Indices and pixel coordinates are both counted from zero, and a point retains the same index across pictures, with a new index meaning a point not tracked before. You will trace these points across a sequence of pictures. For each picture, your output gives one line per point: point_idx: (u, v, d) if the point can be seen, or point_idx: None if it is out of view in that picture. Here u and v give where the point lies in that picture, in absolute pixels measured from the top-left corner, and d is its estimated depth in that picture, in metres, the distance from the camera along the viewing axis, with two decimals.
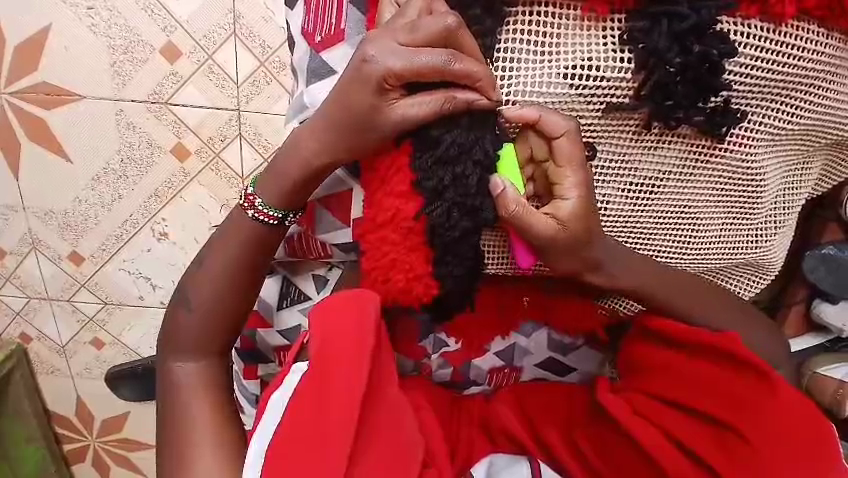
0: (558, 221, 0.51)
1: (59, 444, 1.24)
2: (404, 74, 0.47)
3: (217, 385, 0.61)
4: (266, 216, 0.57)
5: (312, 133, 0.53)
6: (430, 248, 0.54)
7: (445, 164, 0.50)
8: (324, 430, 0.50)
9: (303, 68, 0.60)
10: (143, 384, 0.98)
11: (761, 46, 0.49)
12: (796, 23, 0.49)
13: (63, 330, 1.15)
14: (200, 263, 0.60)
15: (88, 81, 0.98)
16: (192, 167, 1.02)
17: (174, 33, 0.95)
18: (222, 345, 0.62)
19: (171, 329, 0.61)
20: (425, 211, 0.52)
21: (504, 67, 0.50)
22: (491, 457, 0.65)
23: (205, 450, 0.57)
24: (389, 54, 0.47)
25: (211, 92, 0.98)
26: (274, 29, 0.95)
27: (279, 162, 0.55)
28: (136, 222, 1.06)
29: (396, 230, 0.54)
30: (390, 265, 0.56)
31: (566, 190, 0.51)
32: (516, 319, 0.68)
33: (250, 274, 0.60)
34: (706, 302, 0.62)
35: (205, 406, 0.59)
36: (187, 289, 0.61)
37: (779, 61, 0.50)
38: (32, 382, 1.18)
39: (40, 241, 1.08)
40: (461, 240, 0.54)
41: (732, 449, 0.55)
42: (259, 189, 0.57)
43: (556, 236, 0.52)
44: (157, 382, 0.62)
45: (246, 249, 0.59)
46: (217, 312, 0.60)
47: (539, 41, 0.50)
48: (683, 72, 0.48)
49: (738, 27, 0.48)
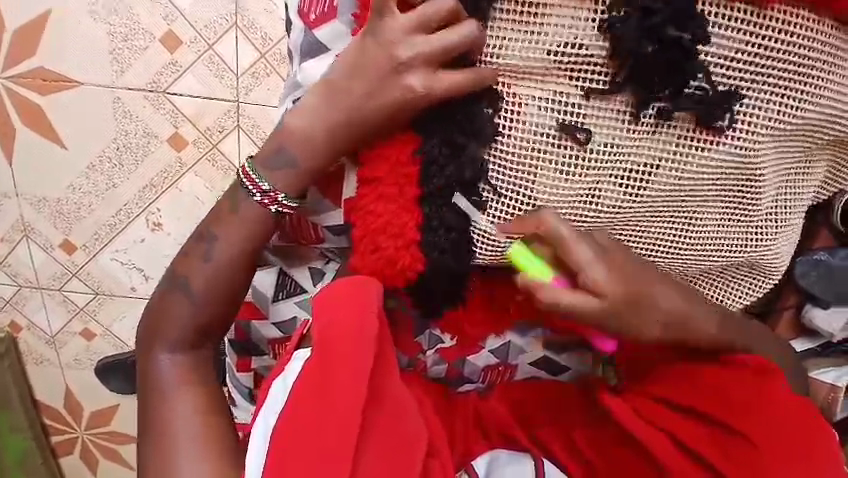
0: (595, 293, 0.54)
1: (47, 436, 1.22)
2: (438, 64, 0.52)
3: (197, 373, 0.61)
4: (286, 208, 0.58)
5: (321, 118, 0.55)
6: (423, 205, 0.56)
7: (439, 136, 0.54)
8: (329, 422, 0.51)
9: (298, 48, 0.60)
10: (129, 376, 0.97)
11: (742, 31, 0.50)
12: (781, 9, 0.50)
13: (53, 320, 1.13)
14: (206, 257, 0.60)
15: (86, 69, 0.97)
16: (189, 157, 1.01)
17: (176, 21, 0.94)
18: (207, 335, 0.62)
19: (160, 311, 0.61)
20: (420, 150, 0.54)
21: (494, 34, 0.52)
22: (492, 452, 0.66)
23: (184, 443, 0.57)
24: (408, 44, 0.52)
25: (210, 81, 0.97)
26: (275, 21, 0.94)
27: (289, 144, 0.56)
28: (130, 211, 1.05)
29: (391, 178, 0.56)
30: (382, 228, 0.57)
31: (578, 268, 0.53)
32: (509, 313, 0.67)
33: (248, 257, 0.60)
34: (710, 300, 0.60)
35: (189, 397, 0.60)
36: (186, 279, 0.60)
37: (767, 47, 0.51)
38: (20, 371, 1.16)
39: (32, 229, 1.07)
40: (457, 210, 0.56)
41: (729, 449, 0.57)
42: (280, 183, 0.57)
43: (619, 292, 0.54)
44: (137, 371, 0.61)
45: (253, 239, 0.59)
46: (209, 302, 0.60)
47: (527, 18, 0.51)
48: (662, 65, 0.49)
49: (719, 10, 0.49)
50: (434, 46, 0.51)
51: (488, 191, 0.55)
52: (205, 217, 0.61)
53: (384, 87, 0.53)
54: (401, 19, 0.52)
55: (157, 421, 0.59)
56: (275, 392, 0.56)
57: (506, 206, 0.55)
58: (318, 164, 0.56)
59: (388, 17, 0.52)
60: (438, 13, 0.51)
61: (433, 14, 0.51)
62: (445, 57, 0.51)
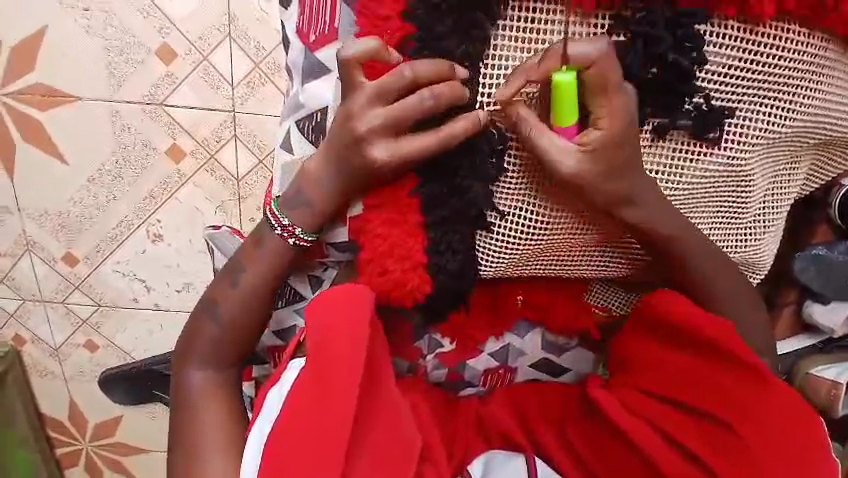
0: (609, 172, 0.51)
1: (52, 448, 1.22)
2: (400, 131, 0.52)
3: (227, 389, 0.63)
4: (302, 240, 0.59)
5: (329, 159, 0.55)
6: (427, 229, 0.55)
7: (438, 175, 0.54)
8: (321, 434, 0.51)
9: (298, 67, 0.60)
10: (130, 387, 0.96)
11: (737, 47, 0.50)
12: (776, 23, 0.50)
13: (56, 333, 1.14)
14: (235, 283, 0.61)
15: (84, 83, 0.98)
16: (188, 168, 1.02)
17: (170, 34, 0.96)
18: (236, 355, 0.63)
19: (192, 331, 0.62)
20: (419, 188, 0.55)
21: (497, 65, 0.51)
22: (487, 454, 0.67)
23: (210, 459, 0.59)
24: (372, 112, 0.52)
25: (207, 93, 0.98)
26: (269, 31, 0.95)
27: (304, 185, 0.57)
28: (131, 223, 1.06)
29: (395, 208, 0.55)
30: (390, 251, 0.56)
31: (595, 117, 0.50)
32: (513, 317, 0.68)
33: (274, 285, 0.61)
34: (717, 289, 0.60)
35: (217, 416, 0.61)
36: (215, 302, 0.61)
37: (758, 61, 0.51)
38: (25, 385, 1.16)
39: (35, 243, 1.08)
40: (452, 220, 0.55)
41: (718, 442, 0.57)
42: (297, 220, 0.58)
43: (600, 161, 0.51)
44: (170, 385, 0.63)
45: (278, 267, 0.60)
46: (238, 325, 0.62)
47: (527, 38, 0.50)
48: (655, 85, 0.50)
49: (714, 28, 0.50)
50: (394, 115, 0.51)
51: (495, 215, 0.56)
52: (237, 247, 0.63)
53: (351, 152, 0.53)
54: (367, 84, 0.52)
55: (184, 435, 0.60)
56: (272, 400, 0.56)
57: (511, 227, 0.56)
58: (332, 205, 0.56)
59: (355, 87, 0.52)
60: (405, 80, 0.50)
61: (396, 84, 0.51)
62: (404, 123, 0.52)
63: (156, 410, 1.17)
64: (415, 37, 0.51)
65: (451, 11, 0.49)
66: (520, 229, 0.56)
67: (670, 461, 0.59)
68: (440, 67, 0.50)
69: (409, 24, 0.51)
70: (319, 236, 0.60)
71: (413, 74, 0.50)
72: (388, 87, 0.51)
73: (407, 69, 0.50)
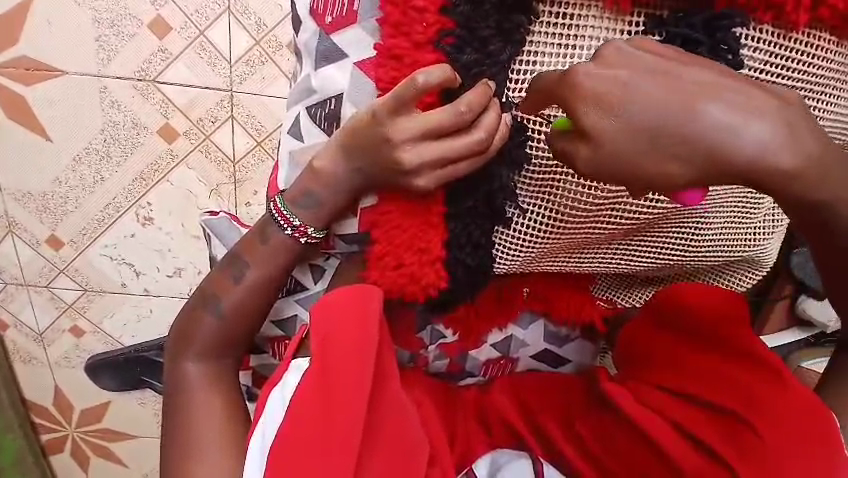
0: (650, 127, 0.38)
1: (36, 435, 1.18)
2: (442, 165, 0.49)
3: (223, 379, 0.61)
4: (310, 238, 0.58)
5: (333, 155, 0.53)
6: (448, 222, 0.53)
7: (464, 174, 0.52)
8: (330, 433, 0.49)
9: (311, 50, 0.56)
10: (122, 374, 0.93)
11: (771, 52, 0.46)
12: (809, 30, 0.46)
13: (40, 318, 1.10)
14: (236, 279, 0.59)
15: (72, 57, 0.93)
16: (180, 148, 0.98)
17: (164, 7, 0.92)
18: (234, 349, 0.62)
19: (189, 326, 0.61)
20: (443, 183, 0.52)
21: (528, 62, 0.48)
22: (493, 454, 0.64)
23: (208, 453, 0.56)
24: (417, 146, 0.49)
25: (202, 69, 0.94)
26: (271, 7, 0.92)
27: (307, 179, 0.55)
28: (119, 206, 1.01)
29: (417, 202, 0.53)
30: (408, 243, 0.54)
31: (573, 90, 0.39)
32: (517, 310, 0.66)
33: (272, 285, 0.60)
34: (838, 182, 0.41)
35: (216, 407, 0.59)
36: (217, 298, 0.60)
37: (788, 67, 0.47)
38: (7, 370, 1.12)
39: (17, 224, 1.03)
40: (476, 213, 0.53)
41: (742, 444, 0.53)
42: (311, 221, 0.56)
43: (616, 133, 0.38)
44: (166, 373, 0.61)
45: (277, 267, 0.59)
46: (237, 318, 0.60)
47: (563, 33, 0.47)
48: None
49: (749, 32, 0.45)
50: (441, 152, 0.48)
51: (515, 212, 0.53)
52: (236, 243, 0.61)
53: (379, 147, 0.50)
54: (409, 121, 0.48)
55: (179, 430, 0.58)
56: (273, 403, 0.53)
57: (529, 225, 0.53)
58: (342, 200, 0.55)
59: (398, 116, 0.49)
60: (453, 123, 0.47)
61: (443, 122, 0.47)
62: (448, 160, 0.48)
63: (145, 396, 1.15)
64: (455, 34, 0.48)
65: (495, 11, 0.46)
66: (538, 229, 0.53)
67: (690, 462, 0.55)
68: (482, 98, 0.46)
69: (448, 17, 0.47)
70: (329, 234, 0.59)
71: (470, 113, 0.46)
72: (440, 125, 0.47)
73: (453, 108, 0.47)
